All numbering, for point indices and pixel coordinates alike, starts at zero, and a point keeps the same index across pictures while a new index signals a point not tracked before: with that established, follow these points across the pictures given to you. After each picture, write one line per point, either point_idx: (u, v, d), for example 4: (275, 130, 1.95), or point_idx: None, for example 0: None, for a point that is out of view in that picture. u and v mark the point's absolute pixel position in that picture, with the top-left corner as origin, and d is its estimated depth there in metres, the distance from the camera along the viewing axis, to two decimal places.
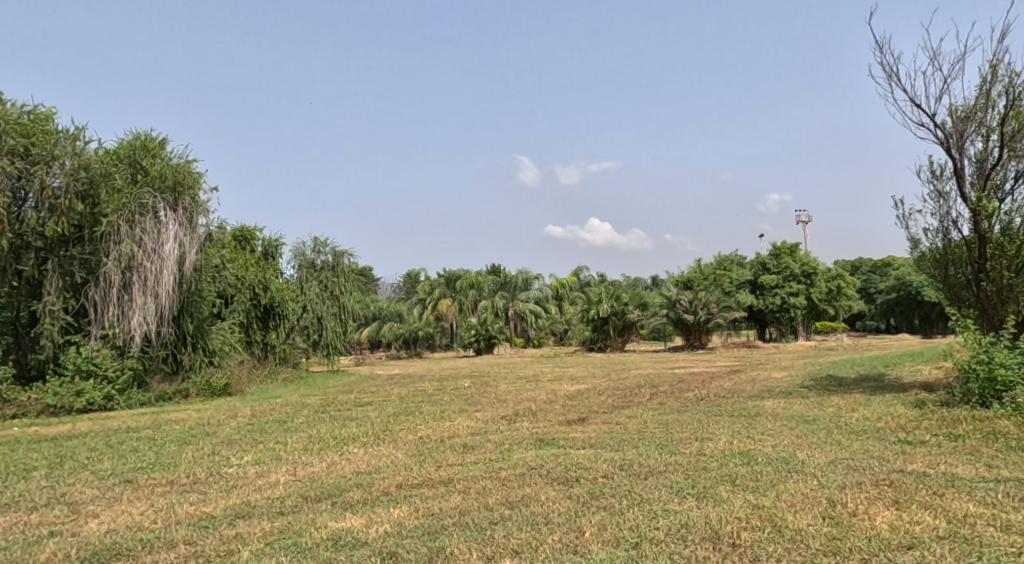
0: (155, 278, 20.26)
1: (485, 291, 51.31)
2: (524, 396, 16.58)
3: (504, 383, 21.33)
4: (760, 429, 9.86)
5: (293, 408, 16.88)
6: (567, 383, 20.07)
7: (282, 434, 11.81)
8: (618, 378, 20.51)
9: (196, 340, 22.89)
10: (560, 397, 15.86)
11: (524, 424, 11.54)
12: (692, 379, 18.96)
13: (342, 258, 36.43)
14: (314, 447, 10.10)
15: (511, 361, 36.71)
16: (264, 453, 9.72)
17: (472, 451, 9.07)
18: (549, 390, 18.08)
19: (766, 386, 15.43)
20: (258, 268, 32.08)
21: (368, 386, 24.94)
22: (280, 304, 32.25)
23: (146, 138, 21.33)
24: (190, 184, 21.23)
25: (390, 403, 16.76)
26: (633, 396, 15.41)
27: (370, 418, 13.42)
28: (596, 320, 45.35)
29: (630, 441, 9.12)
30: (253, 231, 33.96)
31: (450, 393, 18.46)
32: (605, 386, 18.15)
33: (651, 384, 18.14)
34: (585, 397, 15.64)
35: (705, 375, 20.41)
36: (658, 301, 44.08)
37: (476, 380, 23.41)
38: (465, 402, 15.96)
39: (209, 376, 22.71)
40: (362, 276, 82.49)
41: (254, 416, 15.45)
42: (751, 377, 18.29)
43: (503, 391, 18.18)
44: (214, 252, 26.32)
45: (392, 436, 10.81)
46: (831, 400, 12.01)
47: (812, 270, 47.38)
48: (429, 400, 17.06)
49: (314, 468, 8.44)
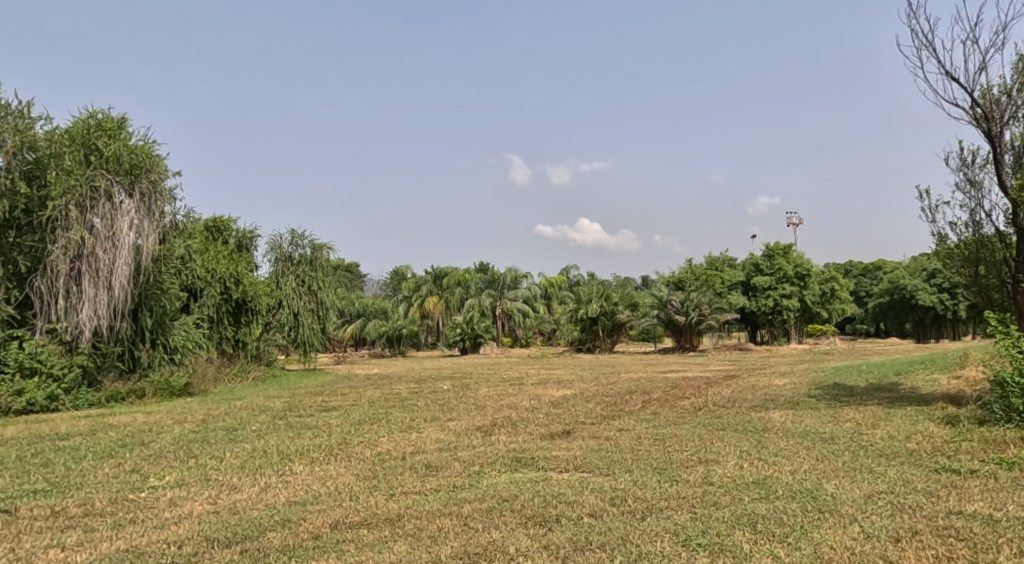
0: (109, 269, 18.71)
1: (472, 288, 49.87)
2: (505, 402, 15.21)
3: (485, 386, 19.95)
4: (772, 449, 8.52)
5: (252, 412, 15.42)
6: (552, 387, 18.71)
7: (224, 445, 10.37)
8: (607, 383, 19.14)
9: (156, 336, 21.36)
10: (543, 404, 14.49)
11: (500, 437, 10.15)
12: (687, 385, 17.62)
13: (321, 252, 34.79)
14: (252, 463, 8.69)
15: (497, 362, 35.32)
16: (192, 471, 8.31)
17: (435, 473, 7.65)
18: (533, 394, 16.73)
19: (769, 395, 14.07)
20: (231, 260, 30.50)
21: (341, 387, 23.48)
22: (253, 299, 30.69)
23: (104, 118, 19.34)
24: (149, 167, 19.58)
25: (359, 408, 15.33)
26: (622, 404, 14.04)
27: (329, 428, 11.97)
28: (585, 320, 44.06)
29: (623, 463, 7.73)
30: (227, 222, 32.37)
31: (426, 397, 17.06)
32: (593, 391, 16.78)
33: (643, 389, 16.81)
34: (571, 404, 14.27)
35: (701, 380, 19.07)
36: (649, 302, 42.82)
37: (456, 383, 21.97)
38: (439, 408, 14.55)
39: (168, 375, 21.20)
40: (349, 273, 80.89)
41: (205, 421, 13.98)
42: (750, 383, 16.95)
43: (482, 396, 16.80)
44: (180, 242, 24.74)
45: (346, 451, 9.39)
46: (846, 414, 10.67)
47: (806, 272, 46.28)
48: (402, 405, 15.65)
49: (241, 494, 7.00)
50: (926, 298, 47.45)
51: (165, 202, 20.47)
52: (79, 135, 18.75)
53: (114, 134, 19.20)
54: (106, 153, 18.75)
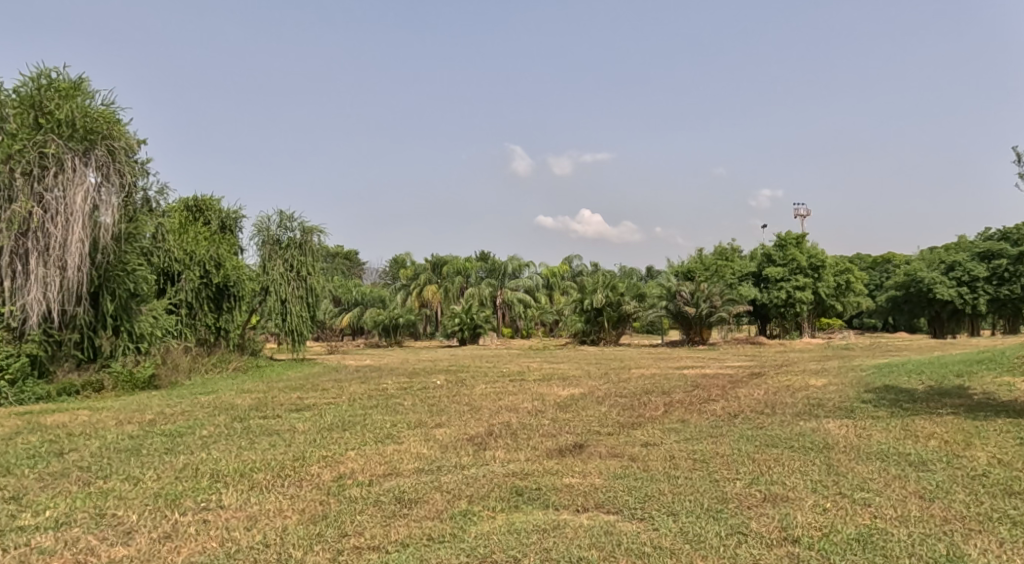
0: (61, 247, 16.70)
1: (473, 277, 47.86)
2: (503, 402, 13.16)
3: (483, 382, 17.90)
4: (854, 477, 6.48)
5: (213, 411, 13.39)
6: (558, 384, 16.67)
7: (153, 459, 8.33)
8: (619, 381, 17.11)
9: (119, 323, 19.45)
10: (549, 406, 12.45)
11: (497, 453, 8.11)
12: (711, 384, 15.61)
13: (311, 235, 32.64)
14: (173, 489, 6.65)
15: (496, 354, 33.28)
16: (87, 501, 6.28)
17: (408, 513, 5.65)
18: (538, 393, 14.70)
19: (813, 398, 12.01)
20: (212, 242, 28.44)
21: (326, 380, 21.45)
22: (236, 284, 28.61)
23: (58, 78, 17.22)
24: (106, 133, 17.43)
25: (337, 408, 13.31)
26: (642, 408, 11.99)
27: (291, 435, 9.93)
28: (589, 311, 41.99)
29: (662, 500, 5.72)
30: (210, 201, 30.29)
31: (416, 395, 15.06)
32: (605, 391, 14.75)
33: (663, 389, 14.79)
34: (581, 407, 12.21)
35: (723, 378, 17.01)
36: (657, 292, 40.85)
37: (451, 378, 19.90)
38: (428, 410, 12.50)
39: (132, 366, 19.23)
40: (347, 261, 79.01)
41: (154, 422, 11.97)
42: (783, 383, 14.92)
43: (479, 395, 14.74)
44: (151, 221, 22.71)
45: (299, 470, 7.36)
46: (926, 429, 8.63)
47: (821, 263, 44.21)
48: (386, 404, 13.64)
49: (132, 548, 5.04)
50: (944, 291, 45.06)
51: (129, 173, 18.35)
52: (28, 97, 16.71)
53: (69, 96, 17.08)
54: (57, 116, 16.58)
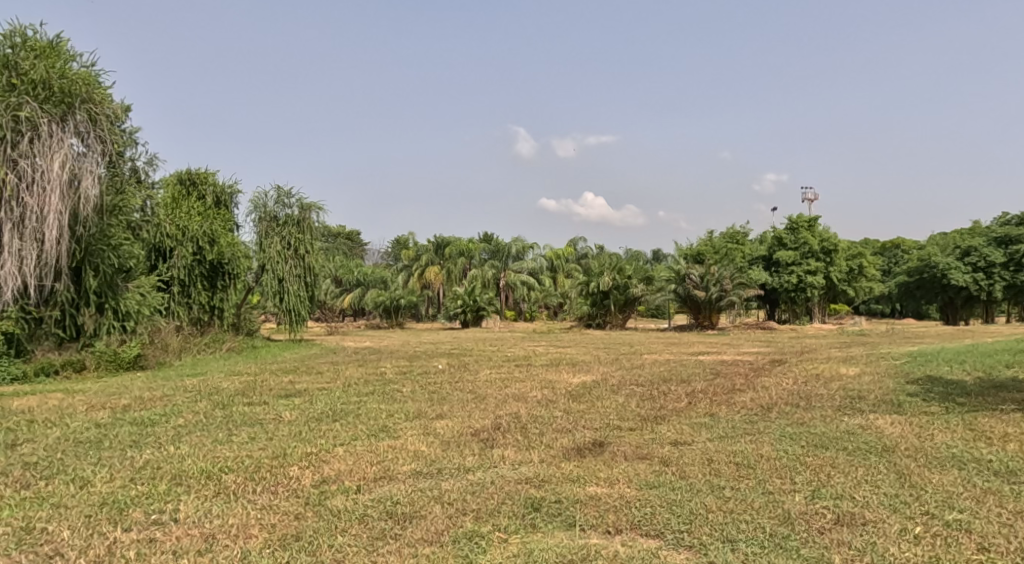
0: (38, 218, 15.66)
1: (476, 259, 46.80)
2: (510, 391, 12.10)
3: (487, 367, 16.85)
4: (935, 491, 5.45)
5: (195, 396, 12.37)
6: (567, 370, 15.60)
7: (112, 455, 7.28)
8: (633, 367, 16.06)
9: (103, 300, 18.49)
10: (560, 395, 11.38)
11: (507, 452, 7.06)
12: (732, 372, 14.53)
13: (309, 213, 31.50)
14: (122, 495, 5.58)
15: (500, 337, 32.27)
16: (17, 510, 5.23)
17: (401, 537, 4.60)
18: (547, 380, 13.64)
19: (851, 390, 10.94)
20: (206, 218, 27.32)
21: (321, 363, 20.41)
22: (230, 262, 27.55)
23: (32, 37, 16.07)
24: (85, 96, 16.36)
25: (330, 394, 12.26)
26: (663, 399, 10.92)
27: (275, 427, 8.86)
28: (595, 294, 41.00)
29: (713, 522, 4.70)
30: (204, 175, 29.17)
31: (415, 380, 14.00)
32: (619, 379, 13.70)
33: (682, 377, 13.73)
34: (597, 397, 11.15)
35: (744, 366, 15.94)
36: (665, 275, 39.95)
37: (453, 362, 18.85)
38: (428, 398, 11.45)
39: (116, 345, 18.25)
40: (349, 242, 77.85)
41: (128, 408, 10.95)
42: (810, 372, 13.84)
43: (484, 381, 13.69)
44: (139, 194, 21.66)
45: (276, 471, 6.30)
46: (995, 429, 7.57)
47: (833, 247, 42.99)
48: (383, 390, 12.58)
49: None
50: (959, 277, 43.80)
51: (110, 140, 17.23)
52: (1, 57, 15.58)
53: (45, 56, 15.94)
54: (31, 77, 15.47)
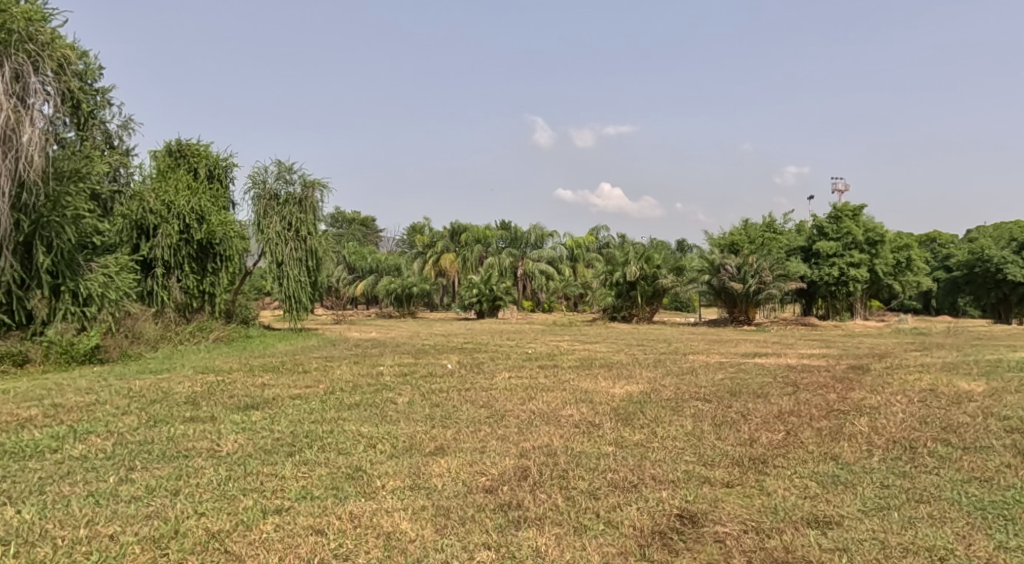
0: None
1: (493, 247, 43.92)
2: (536, 407, 9.19)
3: (505, 368, 13.97)
4: None
5: (129, 404, 9.58)
6: (604, 376, 12.69)
7: None
8: (684, 373, 13.13)
9: (59, 281, 16.12)
10: (604, 418, 8.45)
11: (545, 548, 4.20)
12: (814, 382, 11.54)
13: (312, 190, 28.55)
14: None
15: (519, 330, 29.35)
16: None
17: None
18: (582, 390, 10.73)
19: (1008, 419, 7.90)
20: (194, 193, 24.49)
21: (312, 358, 17.59)
22: (222, 242, 24.67)
23: None
24: (23, 35, 14.30)
25: (301, 406, 9.42)
26: (747, 425, 7.96)
27: (194, 469, 6.01)
28: (621, 284, 38.01)
29: None
30: (197, 145, 26.52)
31: (415, 386, 11.18)
32: (674, 391, 10.78)
33: (754, 390, 10.77)
34: (654, 421, 8.20)
35: (822, 373, 12.89)
36: (697, 265, 36.64)
37: (465, 361, 15.92)
38: (428, 417, 8.58)
39: (70, 334, 15.69)
40: (363, 227, 75.32)
41: (29, 423, 8.20)
42: (918, 385, 10.82)
43: (501, 390, 10.80)
44: (109, 161, 18.84)
45: None
46: None
47: (879, 238, 39.59)
48: (371, 401, 9.76)
49: None
50: (1016, 272, 40.29)
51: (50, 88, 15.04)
52: None
53: None
54: None
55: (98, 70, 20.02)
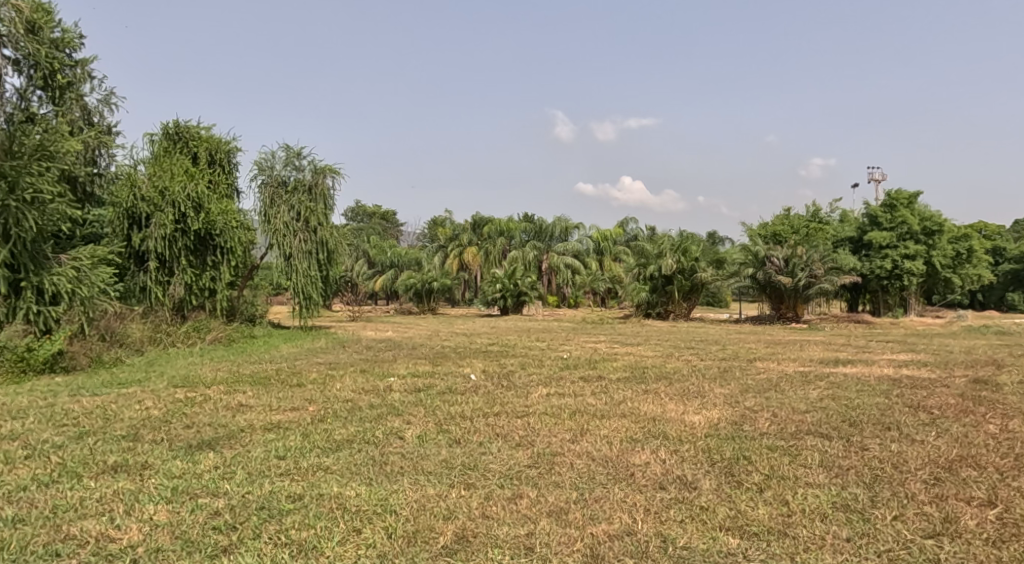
0: None
1: (517, 240, 41.24)
2: (593, 450, 6.59)
3: (542, 382, 11.41)
4: None
5: (44, 441, 7.15)
6: (668, 394, 10.06)
7: None
8: (767, 390, 10.45)
9: (19, 276, 13.85)
10: (701, 471, 5.84)
11: None
12: (948, 405, 8.84)
13: (323, 176, 26.09)
14: None
15: (547, 328, 26.80)
16: None
17: None
18: (649, 419, 8.11)
19: None
20: (190, 177, 21.94)
21: (314, 365, 15.12)
22: (223, 233, 22.19)
23: None
24: None
25: (271, 446, 6.90)
26: (922, 488, 5.32)
27: None
28: (656, 279, 35.31)
29: None
30: (196, 127, 24.13)
31: (428, 411, 8.63)
32: (770, 419, 8.11)
33: (877, 419, 8.11)
34: (773, 480, 5.58)
35: (945, 390, 10.15)
36: (739, 258, 33.37)
37: (491, 370, 13.33)
38: (445, 467, 6.01)
39: (27, 337, 13.37)
40: (385, 222, 73.08)
41: None
42: None
43: (542, 418, 8.23)
44: (80, 140, 16.33)
45: None
46: None
47: (937, 228, 36.46)
48: (369, 437, 7.20)
49: None
50: None
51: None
52: None
53: None
54: None
55: (77, 39, 17.71)
